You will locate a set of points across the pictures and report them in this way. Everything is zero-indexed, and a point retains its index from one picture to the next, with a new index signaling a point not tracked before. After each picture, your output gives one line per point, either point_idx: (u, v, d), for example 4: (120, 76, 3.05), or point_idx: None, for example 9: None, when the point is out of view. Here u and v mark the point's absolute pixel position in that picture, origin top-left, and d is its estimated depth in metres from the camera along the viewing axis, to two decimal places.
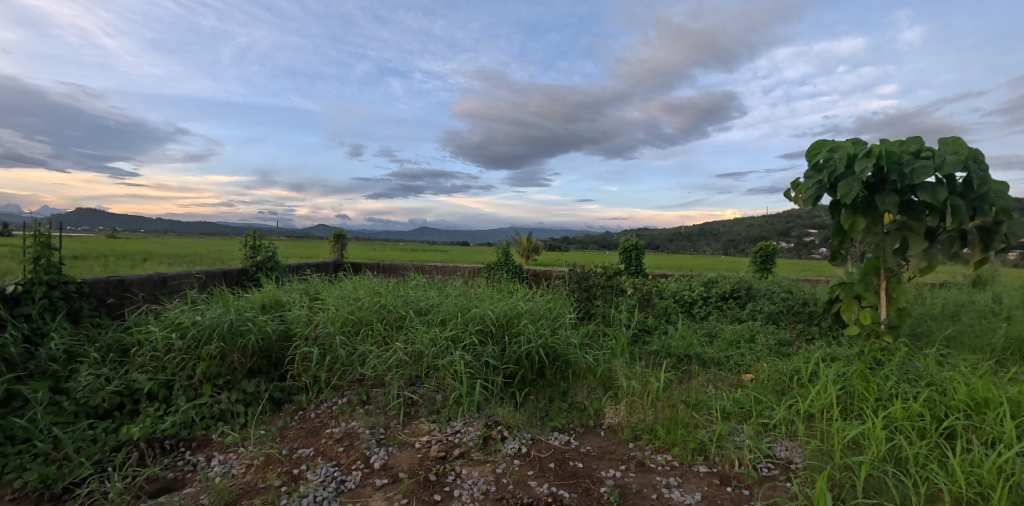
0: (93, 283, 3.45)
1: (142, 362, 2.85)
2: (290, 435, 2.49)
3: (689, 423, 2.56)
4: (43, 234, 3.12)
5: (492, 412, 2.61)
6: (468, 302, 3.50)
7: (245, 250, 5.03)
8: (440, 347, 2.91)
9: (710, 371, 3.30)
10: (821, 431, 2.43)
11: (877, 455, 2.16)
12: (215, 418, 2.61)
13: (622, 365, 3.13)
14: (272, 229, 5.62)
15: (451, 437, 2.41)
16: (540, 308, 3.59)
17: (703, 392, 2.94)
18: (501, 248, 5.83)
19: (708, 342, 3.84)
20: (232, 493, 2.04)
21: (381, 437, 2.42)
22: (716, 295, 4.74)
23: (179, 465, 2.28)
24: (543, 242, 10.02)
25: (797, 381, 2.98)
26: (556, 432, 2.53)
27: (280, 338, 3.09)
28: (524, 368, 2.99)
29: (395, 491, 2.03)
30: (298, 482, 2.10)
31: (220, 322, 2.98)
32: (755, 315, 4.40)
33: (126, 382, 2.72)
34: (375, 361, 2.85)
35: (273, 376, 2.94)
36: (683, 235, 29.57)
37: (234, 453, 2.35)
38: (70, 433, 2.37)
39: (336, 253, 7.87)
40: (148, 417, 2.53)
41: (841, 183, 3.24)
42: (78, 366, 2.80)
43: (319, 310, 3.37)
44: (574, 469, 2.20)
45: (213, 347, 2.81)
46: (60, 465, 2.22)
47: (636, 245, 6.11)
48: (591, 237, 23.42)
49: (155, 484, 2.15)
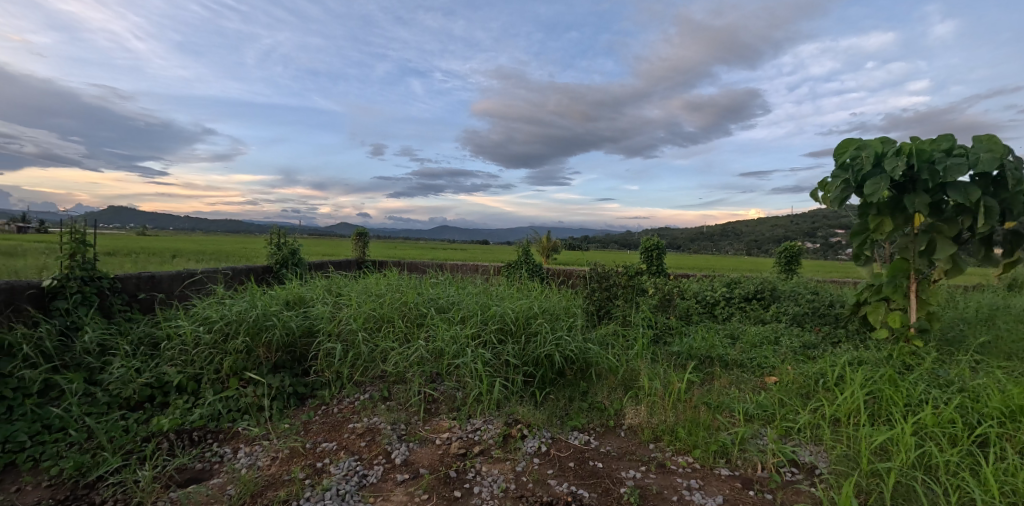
0: (125, 279, 3.57)
1: (171, 356, 2.94)
2: (313, 429, 2.53)
3: (710, 426, 2.53)
4: (78, 231, 3.24)
5: (512, 411, 2.61)
6: (488, 300, 3.52)
7: (269, 247, 5.10)
8: (461, 345, 2.92)
9: (733, 373, 3.24)
10: (848, 436, 2.39)
11: (905, 462, 2.11)
12: (241, 411, 2.67)
13: (644, 366, 3.09)
14: (295, 227, 5.71)
15: (471, 434, 2.42)
16: (559, 308, 3.58)
17: (725, 394, 2.90)
18: (521, 247, 5.81)
19: (730, 343, 3.77)
20: (258, 484, 2.09)
21: (402, 433, 2.45)
22: (739, 296, 4.68)
23: (207, 457, 2.34)
24: (562, 241, 9.94)
25: (823, 384, 2.92)
26: (575, 431, 2.52)
27: (304, 334, 3.15)
28: (544, 367, 2.97)
29: (416, 486, 2.05)
30: (322, 475, 2.14)
31: (246, 317, 3.07)
32: (779, 316, 4.32)
33: (156, 374, 2.81)
34: (396, 358, 2.89)
35: (296, 371, 2.99)
36: (703, 235, 29.09)
37: (260, 445, 2.41)
38: (103, 423, 2.47)
39: (358, 251, 7.92)
40: (177, 409, 2.62)
41: (868, 182, 3.16)
42: (111, 358, 2.92)
43: (342, 307, 3.42)
44: (593, 469, 2.19)
45: (240, 342, 2.88)
46: (93, 453, 2.31)
47: (657, 244, 6.01)
48: (613, 236, 23.25)
49: (184, 474, 2.22)
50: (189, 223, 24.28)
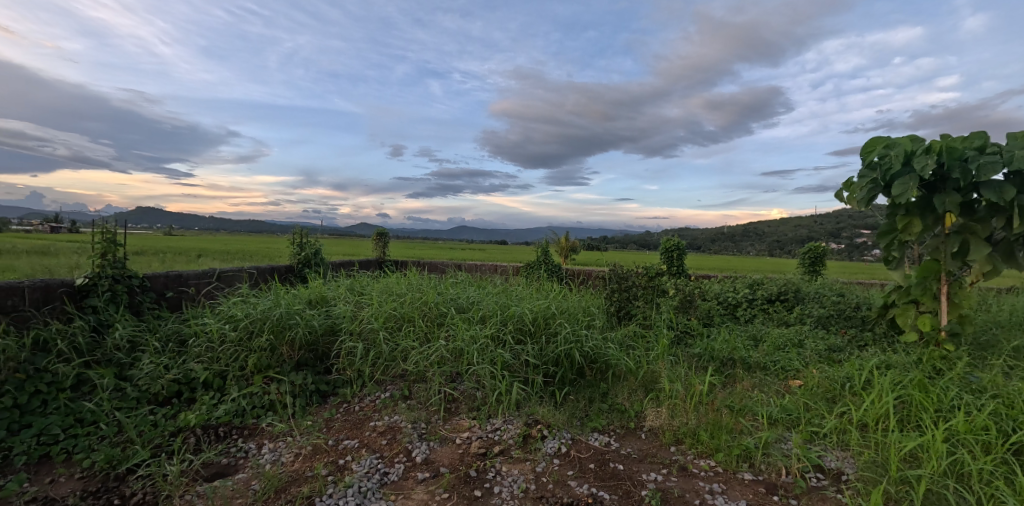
0: (153, 278, 3.67)
1: (198, 353, 3.01)
2: (335, 426, 2.56)
3: (733, 429, 2.49)
4: (109, 230, 3.34)
5: (532, 411, 2.61)
6: (507, 300, 3.52)
7: (292, 247, 5.18)
8: (480, 344, 2.93)
9: (756, 376, 3.18)
10: (876, 441, 2.33)
11: (936, 469, 2.04)
12: (265, 408, 2.72)
13: (665, 368, 3.05)
14: (317, 227, 5.79)
15: (491, 434, 2.42)
16: (579, 308, 3.56)
17: (748, 397, 2.85)
18: (539, 247, 5.80)
19: (753, 346, 3.70)
20: (282, 479, 2.13)
21: (423, 432, 2.46)
22: (761, 298, 4.60)
23: (232, 452, 2.39)
24: (580, 241, 9.88)
25: (850, 389, 2.85)
26: (595, 433, 2.50)
27: (326, 332, 3.20)
28: (563, 368, 2.96)
29: (437, 485, 2.06)
30: (344, 472, 2.17)
31: (270, 315, 3.13)
32: (803, 319, 4.22)
33: (184, 371, 2.88)
34: (417, 357, 2.91)
35: (318, 369, 3.04)
36: (723, 235, 28.65)
37: (283, 442, 2.45)
38: (133, 418, 2.54)
39: (378, 251, 7.99)
40: (203, 405, 2.68)
41: (896, 182, 3.07)
42: (140, 354, 3.01)
43: (364, 306, 3.46)
44: (614, 471, 2.17)
45: (264, 340, 2.94)
46: (123, 446, 2.38)
47: (677, 244, 5.93)
48: (631, 236, 23.06)
49: (210, 469, 2.27)
50: (213, 223, 24.84)
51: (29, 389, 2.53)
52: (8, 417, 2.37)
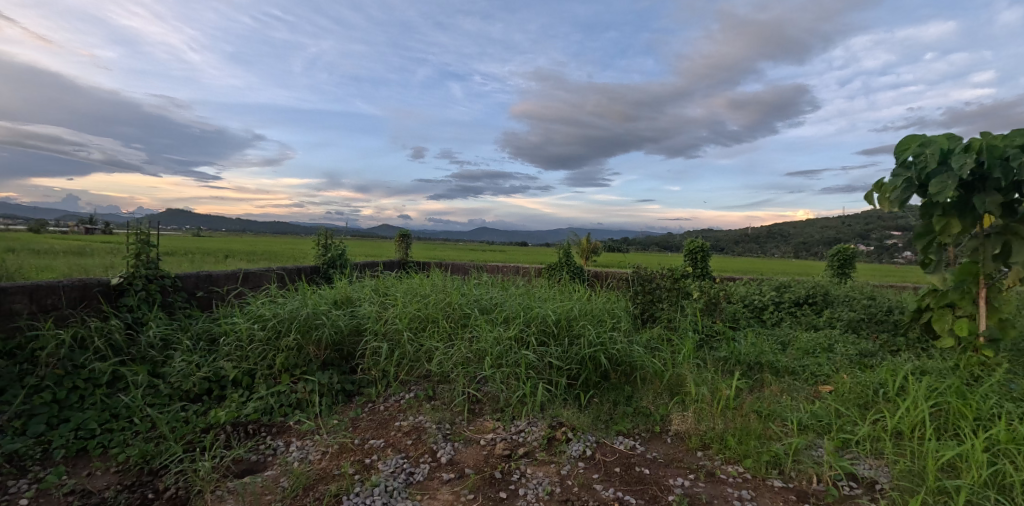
0: (185, 278, 3.77)
1: (227, 351, 3.09)
2: (361, 426, 2.60)
3: (762, 435, 2.44)
4: (143, 231, 3.44)
5: (556, 414, 2.60)
6: (531, 301, 3.52)
7: (317, 249, 5.27)
8: (504, 346, 2.93)
9: (784, 380, 3.11)
10: (912, 450, 2.25)
11: (976, 479, 1.97)
12: (292, 406, 2.77)
13: (691, 371, 3.01)
14: (341, 229, 5.88)
15: (515, 436, 2.42)
16: (603, 310, 3.54)
17: (777, 402, 2.79)
18: (561, 249, 5.78)
19: (780, 350, 3.63)
20: (310, 477, 2.17)
21: (448, 432, 2.47)
22: (789, 301, 4.54)
23: (261, 449, 2.44)
24: (601, 243, 9.81)
25: (883, 395, 2.77)
26: (620, 436, 2.48)
27: (352, 332, 3.24)
28: (587, 370, 2.94)
29: (462, 486, 2.07)
30: (370, 471, 2.19)
31: (297, 315, 3.19)
32: (833, 323, 4.11)
33: (214, 369, 2.96)
34: (441, 357, 2.93)
35: (344, 369, 3.08)
36: (745, 237, 28.11)
37: (310, 440, 2.49)
38: (165, 414, 2.61)
39: (400, 252, 8.07)
40: (233, 402, 2.74)
41: (933, 180, 2.97)
42: (173, 352, 3.09)
43: (388, 307, 3.49)
44: (640, 475, 2.15)
45: (291, 339, 3.00)
46: (157, 442, 2.45)
47: (701, 246, 5.84)
48: (651, 238, 22.82)
49: (240, 465, 2.32)
50: (238, 224, 25.46)
51: (67, 385, 2.64)
52: (47, 412, 2.48)
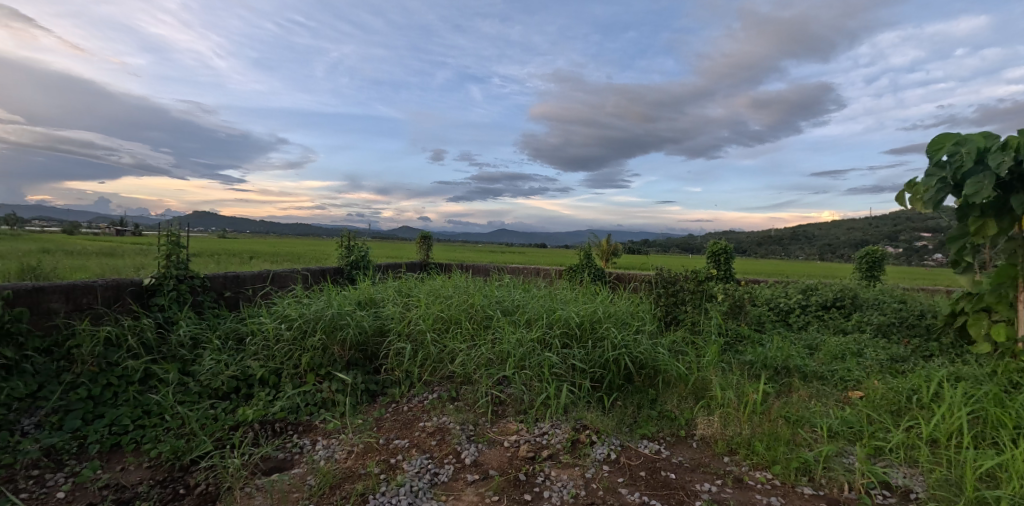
0: (213, 278, 3.87)
1: (255, 351, 3.15)
2: (386, 426, 2.62)
3: (791, 441, 2.39)
4: (173, 233, 3.54)
5: (580, 416, 2.58)
6: (553, 303, 3.52)
7: (341, 250, 5.35)
8: (526, 348, 2.93)
9: (813, 385, 3.04)
10: (948, 459, 2.18)
11: (1018, 490, 1.89)
12: (318, 405, 2.81)
13: (716, 375, 2.96)
14: (363, 231, 5.95)
15: (539, 438, 2.42)
16: (626, 313, 3.51)
17: (806, 407, 2.73)
18: (582, 251, 5.75)
19: (808, 354, 3.55)
20: (337, 476, 2.19)
21: (471, 434, 2.48)
22: (816, 304, 4.45)
23: (288, 447, 2.48)
24: (622, 244, 9.73)
25: (917, 402, 2.69)
26: (645, 440, 2.46)
27: (376, 333, 3.28)
28: (611, 373, 2.92)
29: (486, 488, 2.07)
30: (396, 471, 2.21)
31: (322, 316, 3.24)
32: (862, 327, 4.01)
33: (241, 368, 3.02)
34: (464, 359, 2.95)
35: (368, 369, 3.12)
36: (767, 238, 27.58)
37: (336, 439, 2.52)
38: (195, 411, 2.67)
39: (421, 254, 8.14)
40: (260, 401, 2.80)
41: (968, 180, 2.88)
42: (202, 351, 3.17)
43: (411, 308, 3.53)
44: (666, 480, 2.12)
45: (317, 339, 3.04)
46: (187, 438, 2.50)
47: (724, 248, 5.76)
48: (671, 240, 22.58)
49: (268, 463, 2.36)
50: (261, 226, 26.00)
51: (102, 382, 2.73)
52: (83, 407, 2.57)
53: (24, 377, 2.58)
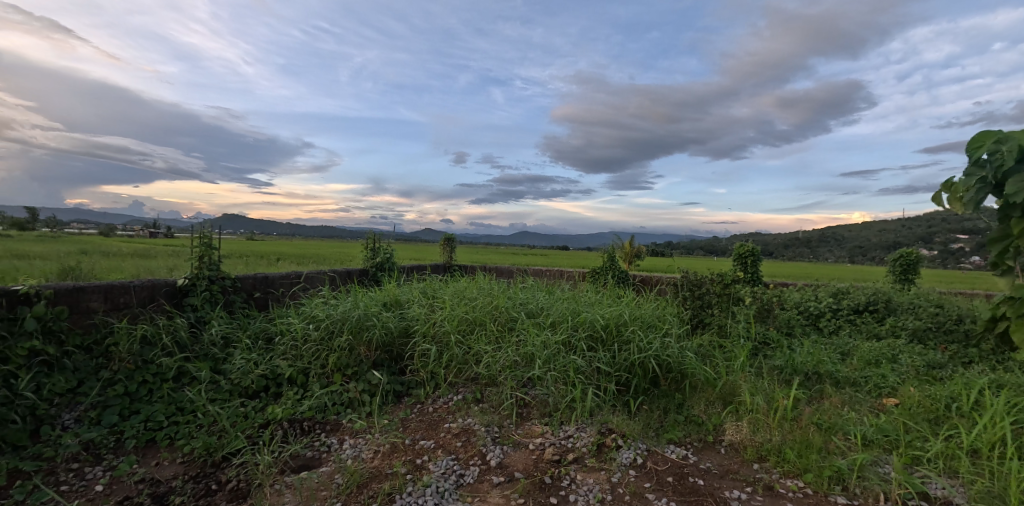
0: (243, 279, 3.98)
1: (283, 350, 3.22)
2: (411, 426, 2.65)
3: (823, 449, 2.33)
4: (206, 235, 3.66)
5: (606, 420, 2.57)
6: (578, 306, 3.51)
7: (366, 252, 5.44)
8: (551, 350, 2.93)
9: (846, 392, 2.96)
10: (991, 470, 2.09)
11: None
12: (345, 405, 2.86)
13: (745, 380, 2.91)
14: (388, 233, 6.04)
15: (564, 441, 2.41)
16: (651, 316, 3.48)
17: (838, 415, 2.66)
18: (606, 253, 5.72)
19: (840, 360, 3.46)
20: (364, 475, 2.23)
21: (496, 435, 2.49)
22: (847, 308, 4.33)
23: (316, 446, 2.52)
24: (645, 246, 9.63)
25: (956, 410, 2.59)
26: (671, 445, 2.43)
27: (401, 334, 3.32)
28: (637, 376, 2.90)
29: (512, 490, 2.08)
30: (421, 471, 2.23)
31: (349, 317, 3.30)
32: (896, 332, 3.89)
33: (271, 367, 3.09)
34: (489, 361, 2.96)
35: (394, 369, 3.16)
36: (793, 240, 26.94)
37: (363, 438, 2.56)
38: (227, 409, 2.75)
39: (444, 256, 8.21)
40: (289, 399, 2.86)
41: (1011, 180, 2.77)
42: (233, 350, 3.26)
43: (436, 309, 3.56)
44: (693, 486, 2.09)
45: (344, 340, 3.10)
46: (219, 435, 2.57)
47: (751, 250, 5.65)
48: (693, 242, 22.25)
49: (297, 461, 2.41)
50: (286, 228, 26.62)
51: (138, 378, 2.83)
52: (120, 403, 2.66)
53: (66, 372, 2.69)
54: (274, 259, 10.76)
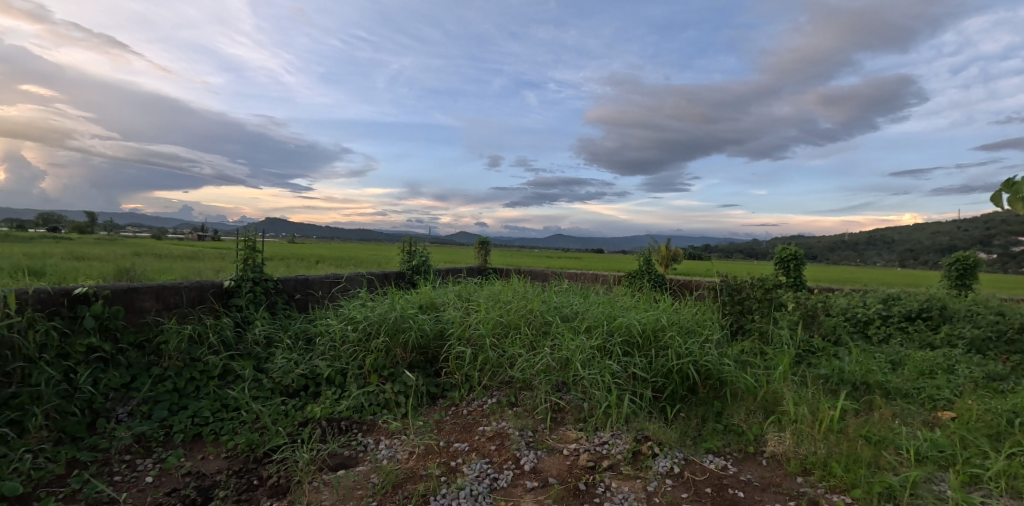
0: (285, 281, 4.13)
1: (323, 351, 3.32)
2: (446, 428, 2.69)
3: (872, 464, 2.21)
4: (250, 238, 3.84)
5: (642, 427, 2.53)
6: (613, 310, 3.47)
7: (403, 255, 5.55)
8: (587, 355, 2.92)
9: (897, 403, 2.81)
10: None
11: None
12: (381, 405, 2.92)
13: (788, 389, 2.81)
14: (423, 236, 6.15)
15: (599, 447, 2.39)
16: (689, 321, 3.40)
17: (889, 428, 2.52)
18: (641, 256, 5.64)
19: (890, 369, 3.29)
20: (399, 475, 2.27)
21: (530, 440, 2.49)
22: (898, 315, 4.11)
23: (353, 445, 2.59)
24: (683, 250, 9.42)
25: (1020, 426, 2.42)
26: (709, 455, 2.36)
27: (437, 336, 3.37)
28: (674, 383, 2.84)
29: (545, 495, 2.07)
30: (455, 474, 2.26)
31: (385, 319, 3.37)
32: (953, 341, 3.66)
33: (310, 367, 3.20)
34: (524, 364, 2.97)
35: (429, 371, 3.22)
36: (839, 243, 25.75)
37: (398, 439, 2.61)
38: (269, 406, 2.86)
39: (478, 258, 8.28)
40: (327, 399, 2.94)
41: None
42: (275, 350, 3.39)
43: (472, 312, 3.60)
44: (733, 498, 2.03)
45: (381, 341, 3.18)
46: (261, 432, 2.68)
47: (794, 254, 5.44)
48: (732, 245, 21.61)
49: (335, 459, 2.48)
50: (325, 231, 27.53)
51: (186, 375, 2.98)
52: (170, 399, 2.81)
53: (120, 368, 2.86)
54: (314, 262, 11.13)
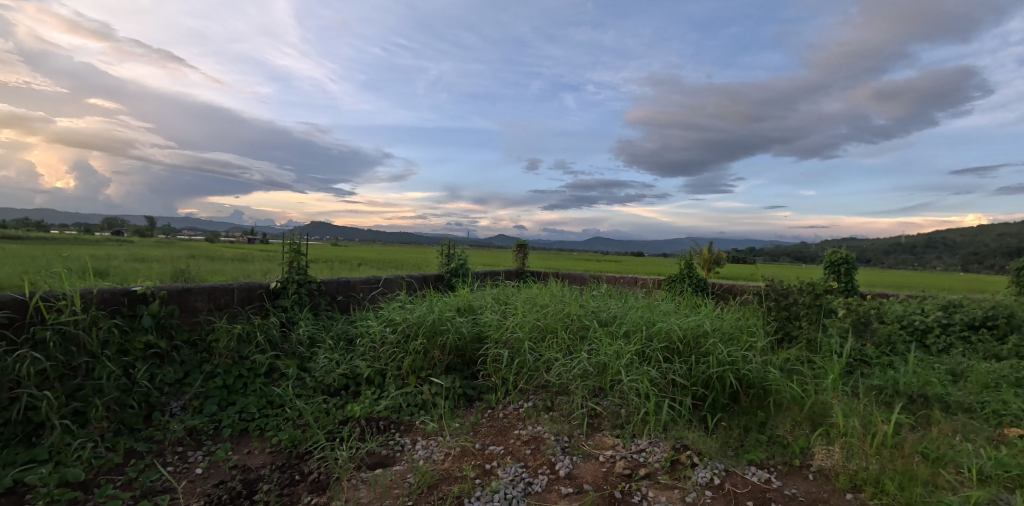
0: (328, 283, 4.27)
1: (363, 351, 3.40)
2: (482, 431, 2.69)
3: (930, 482, 2.07)
4: (296, 241, 4.00)
5: (681, 436, 2.45)
6: (652, 315, 3.40)
7: (442, 258, 5.63)
8: (626, 360, 2.87)
9: (959, 418, 2.61)
10: None
11: None
12: (418, 406, 2.96)
13: (839, 400, 2.66)
14: (461, 239, 6.21)
15: (635, 455, 2.33)
16: (732, 327, 3.29)
17: (949, 444, 2.34)
18: (682, 259, 5.50)
19: (952, 382, 3.06)
20: (434, 476, 2.29)
21: (566, 445, 2.46)
22: (961, 324, 3.83)
23: (390, 444, 2.63)
24: (726, 253, 9.10)
25: None
26: (753, 467, 2.26)
27: (474, 339, 3.39)
28: (715, 391, 2.74)
29: (580, 502, 2.04)
30: (490, 477, 2.26)
31: (423, 321, 3.42)
32: (1022, 353, 3.38)
33: (351, 367, 3.28)
34: (560, 369, 2.94)
35: (466, 374, 3.24)
36: (894, 246, 24.27)
37: (434, 440, 2.64)
38: (311, 404, 2.95)
39: (515, 261, 8.29)
40: (367, 398, 3.01)
41: None
42: (318, 349, 3.50)
43: (508, 315, 3.61)
44: None
45: (419, 343, 3.22)
46: (303, 429, 2.77)
47: (845, 257, 5.17)
48: (778, 248, 20.74)
49: (372, 458, 2.52)
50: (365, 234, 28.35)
51: (234, 373, 3.12)
52: (219, 395, 2.95)
53: (174, 365, 3.02)
54: (357, 264, 11.51)
